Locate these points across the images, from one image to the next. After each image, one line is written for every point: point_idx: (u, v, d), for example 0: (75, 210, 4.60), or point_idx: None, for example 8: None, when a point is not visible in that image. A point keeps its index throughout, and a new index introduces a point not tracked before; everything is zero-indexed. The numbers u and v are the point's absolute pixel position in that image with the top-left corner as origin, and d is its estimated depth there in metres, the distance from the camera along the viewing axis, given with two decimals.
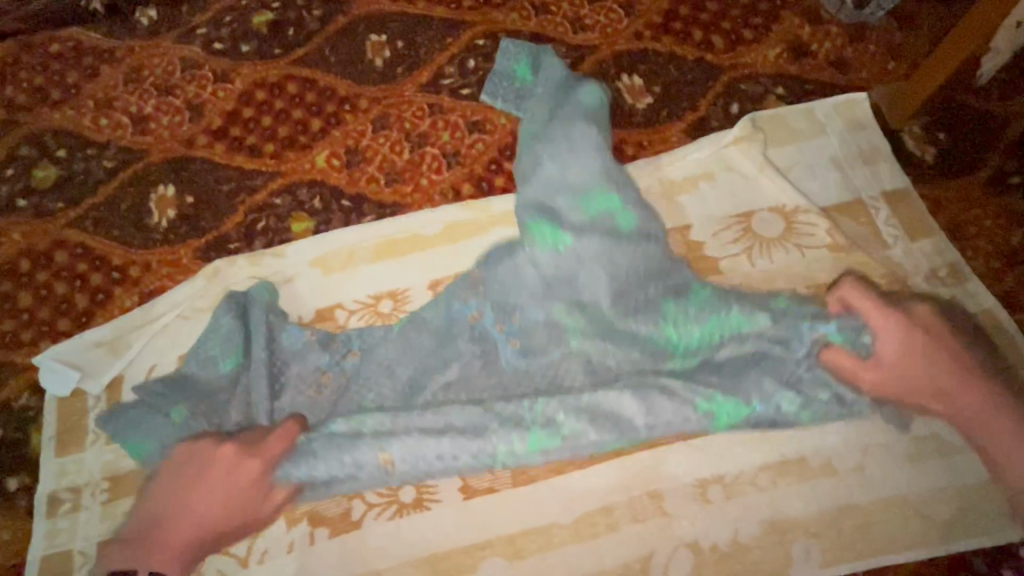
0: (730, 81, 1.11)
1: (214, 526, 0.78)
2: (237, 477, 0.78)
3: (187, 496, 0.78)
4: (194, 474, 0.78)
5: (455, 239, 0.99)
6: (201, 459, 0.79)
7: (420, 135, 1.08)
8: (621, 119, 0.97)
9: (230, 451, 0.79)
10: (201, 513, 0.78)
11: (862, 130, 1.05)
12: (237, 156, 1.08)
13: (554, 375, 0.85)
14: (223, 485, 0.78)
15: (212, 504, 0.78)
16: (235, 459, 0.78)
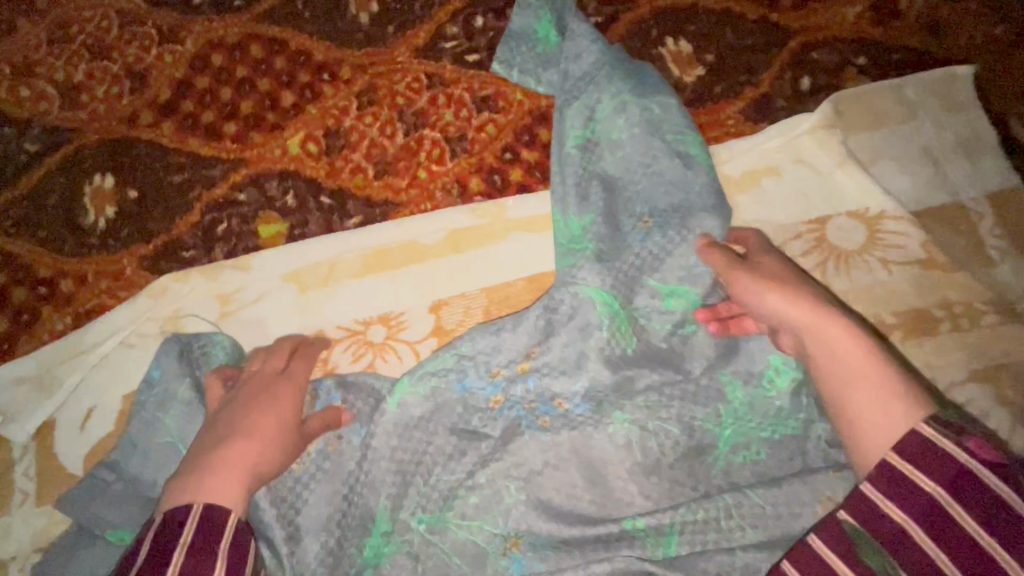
0: (800, 48, 0.89)
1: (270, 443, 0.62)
2: (285, 397, 0.66)
3: (235, 418, 0.62)
4: (242, 416, 0.63)
5: (460, 248, 0.80)
6: (244, 397, 0.65)
7: (417, 113, 0.88)
8: (666, 117, 0.78)
9: (269, 376, 0.68)
10: (272, 448, 0.61)
11: (964, 113, 0.85)
12: (189, 138, 0.87)
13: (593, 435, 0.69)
14: (280, 409, 0.65)
15: (261, 416, 0.63)
16: (271, 381, 0.67)
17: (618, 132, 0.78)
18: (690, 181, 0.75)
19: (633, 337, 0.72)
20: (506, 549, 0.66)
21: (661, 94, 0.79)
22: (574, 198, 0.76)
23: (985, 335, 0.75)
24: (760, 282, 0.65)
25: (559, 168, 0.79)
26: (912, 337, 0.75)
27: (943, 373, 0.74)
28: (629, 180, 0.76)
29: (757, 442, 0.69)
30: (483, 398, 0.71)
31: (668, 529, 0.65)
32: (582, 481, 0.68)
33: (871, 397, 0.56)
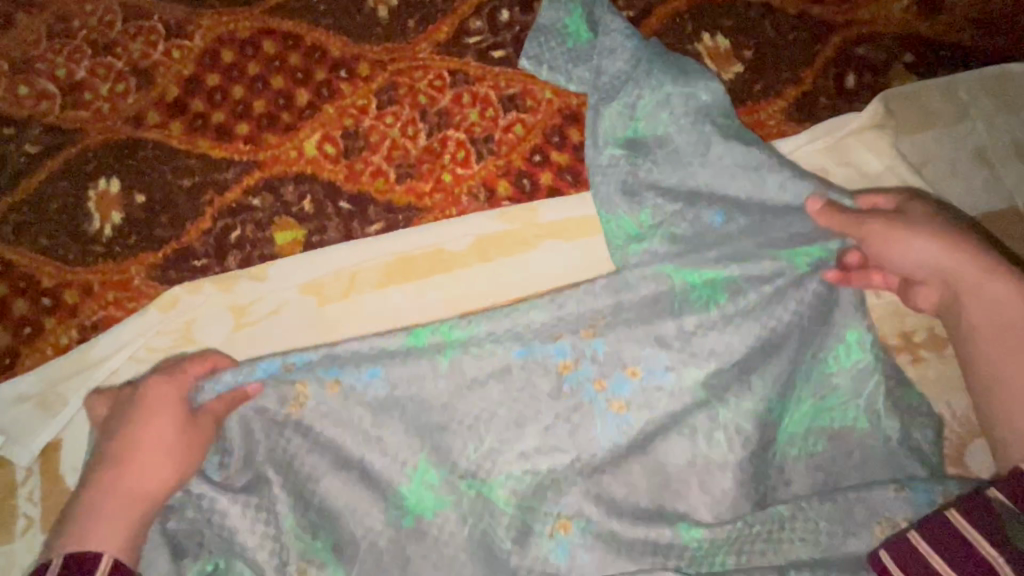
0: (844, 44, 0.85)
1: (162, 460, 0.60)
2: (163, 406, 0.62)
3: (124, 436, 0.61)
4: (125, 438, 0.61)
5: (489, 257, 0.76)
6: (123, 410, 0.63)
7: (440, 113, 0.83)
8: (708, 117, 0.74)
9: (128, 387, 0.65)
10: (154, 470, 0.60)
11: (1018, 113, 0.81)
12: (200, 139, 0.82)
13: (633, 453, 0.66)
14: (154, 421, 0.61)
15: (150, 433, 0.61)
16: (135, 389, 0.64)
17: (656, 132, 0.73)
18: (735, 177, 0.70)
19: (723, 296, 0.68)
20: (554, 531, 0.64)
21: (701, 92, 0.75)
22: (621, 199, 0.73)
23: None
24: (917, 232, 0.61)
25: (599, 169, 0.74)
26: None
27: None
28: (670, 181, 0.72)
29: (803, 460, 0.66)
30: (551, 363, 0.67)
31: (719, 543, 0.62)
32: (622, 509, 0.64)
33: (1017, 366, 0.56)
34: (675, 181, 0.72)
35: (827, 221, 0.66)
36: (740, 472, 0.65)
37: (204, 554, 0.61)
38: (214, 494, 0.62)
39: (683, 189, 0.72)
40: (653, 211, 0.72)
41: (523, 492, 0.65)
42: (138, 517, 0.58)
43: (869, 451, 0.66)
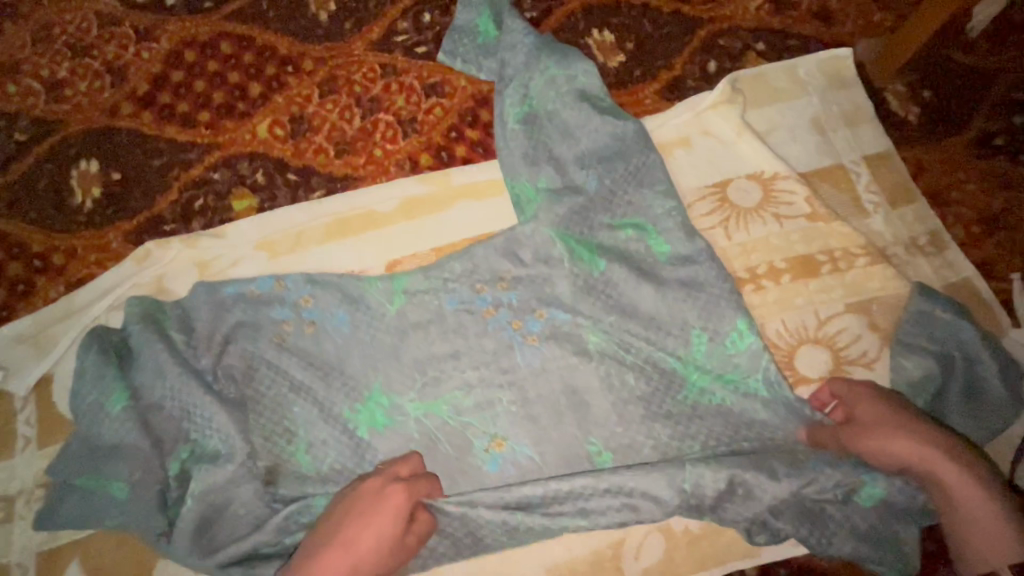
0: (708, 36, 1.02)
1: (361, 558, 0.67)
2: (388, 520, 0.69)
3: (346, 529, 0.68)
4: (348, 523, 0.69)
5: (413, 215, 0.91)
6: (348, 514, 0.70)
7: (372, 100, 0.99)
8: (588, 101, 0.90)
9: (371, 491, 0.71)
10: (352, 554, 0.67)
11: (845, 89, 0.99)
12: (167, 126, 0.97)
13: (527, 370, 0.83)
14: (384, 532, 0.69)
15: (364, 532, 0.68)
16: (380, 496, 0.70)
17: (552, 120, 0.90)
18: (614, 146, 0.89)
19: (600, 262, 0.85)
20: (489, 447, 0.81)
21: (585, 81, 0.92)
22: (523, 163, 0.89)
23: (860, 275, 0.88)
24: (885, 437, 0.72)
25: (504, 139, 0.90)
26: (799, 279, 0.89)
27: (825, 307, 0.87)
28: (558, 149, 0.89)
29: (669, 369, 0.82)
30: (475, 310, 0.85)
31: (592, 408, 0.81)
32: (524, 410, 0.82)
33: (987, 536, 0.67)
34: (562, 145, 0.89)
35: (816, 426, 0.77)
36: (613, 377, 0.82)
37: (183, 446, 0.76)
38: (188, 399, 0.76)
39: (569, 161, 0.88)
40: (549, 173, 0.88)
41: (466, 436, 0.81)
42: None
43: (717, 360, 0.82)
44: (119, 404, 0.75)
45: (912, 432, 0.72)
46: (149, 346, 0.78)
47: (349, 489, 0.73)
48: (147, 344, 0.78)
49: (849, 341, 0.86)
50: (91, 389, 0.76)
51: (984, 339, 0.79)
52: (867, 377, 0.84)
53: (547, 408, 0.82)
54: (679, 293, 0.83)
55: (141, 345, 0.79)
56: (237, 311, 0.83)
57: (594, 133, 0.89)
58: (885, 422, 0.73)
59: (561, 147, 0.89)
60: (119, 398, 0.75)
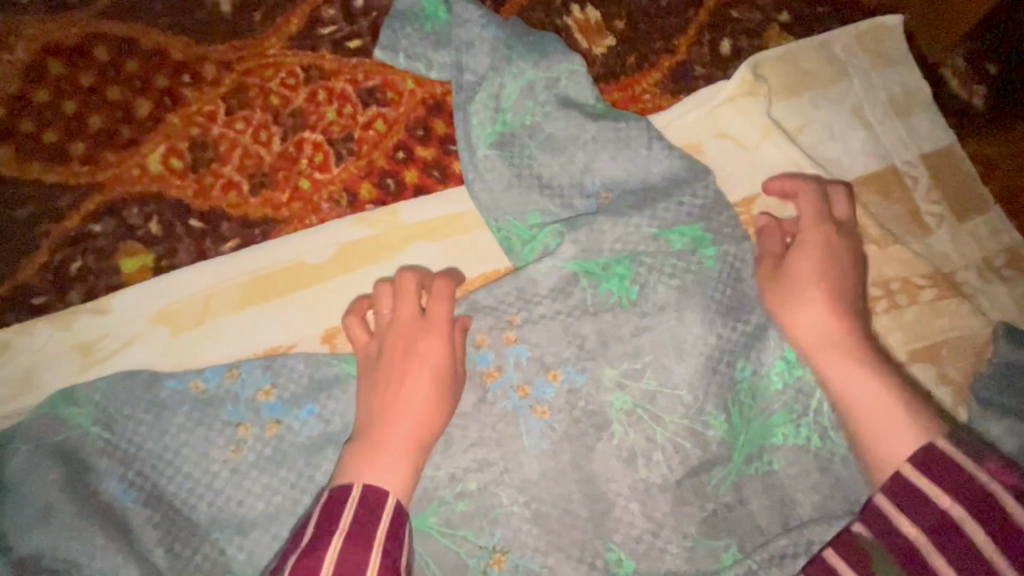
0: (718, 6, 0.81)
1: (428, 402, 0.60)
2: (434, 351, 0.62)
3: (391, 386, 0.61)
4: (391, 376, 0.61)
5: (354, 266, 0.71)
6: (389, 362, 0.62)
7: (294, 114, 0.77)
8: (574, 114, 0.71)
9: (405, 325, 0.63)
10: (417, 397, 0.60)
11: (892, 68, 0.78)
12: (30, 164, 0.75)
13: (523, 473, 0.65)
14: (436, 365, 0.62)
15: (416, 380, 0.61)
16: (413, 332, 0.63)
17: (534, 137, 0.71)
18: (618, 153, 0.72)
19: (632, 287, 0.68)
20: (488, 566, 0.63)
21: (574, 88, 0.73)
22: (506, 198, 0.71)
23: (925, 312, 0.70)
24: (790, 301, 0.64)
25: (471, 169, 0.72)
26: None
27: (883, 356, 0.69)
28: (540, 174, 0.71)
29: (695, 444, 0.65)
30: (474, 372, 0.68)
31: (597, 504, 0.65)
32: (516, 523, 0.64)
33: (877, 417, 0.55)
34: (552, 164, 0.71)
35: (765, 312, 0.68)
36: (627, 467, 0.66)
37: None
38: (69, 545, 0.58)
39: (566, 188, 0.72)
40: (540, 202, 0.71)
41: (458, 555, 0.63)
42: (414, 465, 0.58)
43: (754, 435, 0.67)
44: None
45: (831, 291, 0.63)
46: (31, 474, 0.61)
47: (367, 346, 0.64)
48: (30, 470, 0.61)
49: None
50: None
51: None
52: None
53: (543, 513, 0.65)
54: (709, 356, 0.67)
55: (22, 472, 0.61)
56: (136, 410, 0.65)
57: (587, 150, 0.71)
58: (791, 276, 0.65)
59: (552, 167, 0.71)
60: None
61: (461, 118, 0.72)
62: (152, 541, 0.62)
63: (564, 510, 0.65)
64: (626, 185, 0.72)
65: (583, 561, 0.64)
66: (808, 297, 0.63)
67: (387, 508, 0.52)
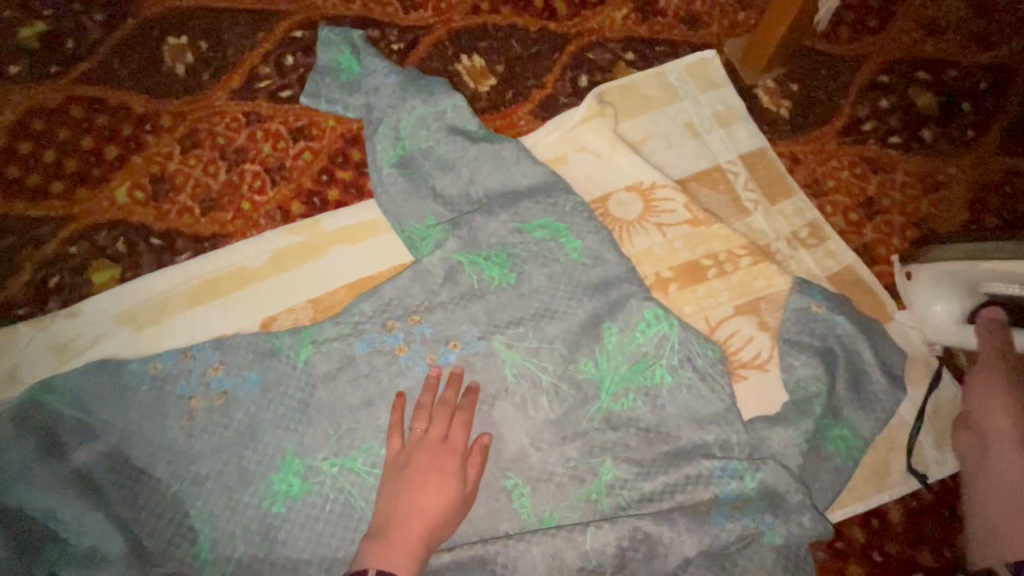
0: (577, 51, 1.02)
1: (449, 496, 0.72)
2: (451, 472, 0.73)
3: (418, 481, 0.72)
4: (419, 469, 0.73)
5: (288, 267, 0.87)
6: (416, 473, 0.73)
7: (237, 150, 0.95)
8: (461, 138, 0.91)
9: (432, 441, 0.75)
10: (440, 489, 0.72)
11: (715, 90, 1.00)
12: (16, 201, 0.91)
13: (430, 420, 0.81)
14: (454, 486, 0.73)
15: (437, 476, 0.73)
16: (439, 454, 0.74)
17: (427, 157, 0.90)
18: (498, 169, 0.91)
19: (511, 274, 0.86)
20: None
21: (460, 118, 0.92)
22: (408, 206, 0.89)
23: (746, 276, 0.88)
24: (644, 331, 0.83)
25: (381, 184, 0.90)
26: (686, 287, 0.88)
27: (715, 312, 0.87)
28: (437, 185, 0.90)
29: (574, 389, 0.81)
30: (387, 348, 0.82)
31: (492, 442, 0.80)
32: None
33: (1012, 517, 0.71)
34: (445, 180, 0.90)
35: (608, 302, 0.85)
36: (514, 413, 0.81)
37: (54, 547, 0.70)
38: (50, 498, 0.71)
39: (459, 196, 0.90)
40: (436, 207, 0.89)
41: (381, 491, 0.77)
42: (426, 551, 0.69)
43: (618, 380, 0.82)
44: None
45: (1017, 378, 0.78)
46: (12, 443, 0.73)
47: (397, 451, 0.75)
48: (11, 441, 0.73)
49: (742, 344, 0.85)
50: None
51: (860, 327, 0.82)
52: (761, 378, 0.84)
53: None
54: (574, 319, 0.84)
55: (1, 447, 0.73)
56: (105, 390, 0.79)
57: (472, 165, 0.90)
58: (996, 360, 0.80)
59: (445, 181, 0.90)
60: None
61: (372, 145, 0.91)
62: (118, 496, 0.74)
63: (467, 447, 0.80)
64: (504, 191, 0.90)
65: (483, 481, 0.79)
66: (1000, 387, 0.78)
67: None
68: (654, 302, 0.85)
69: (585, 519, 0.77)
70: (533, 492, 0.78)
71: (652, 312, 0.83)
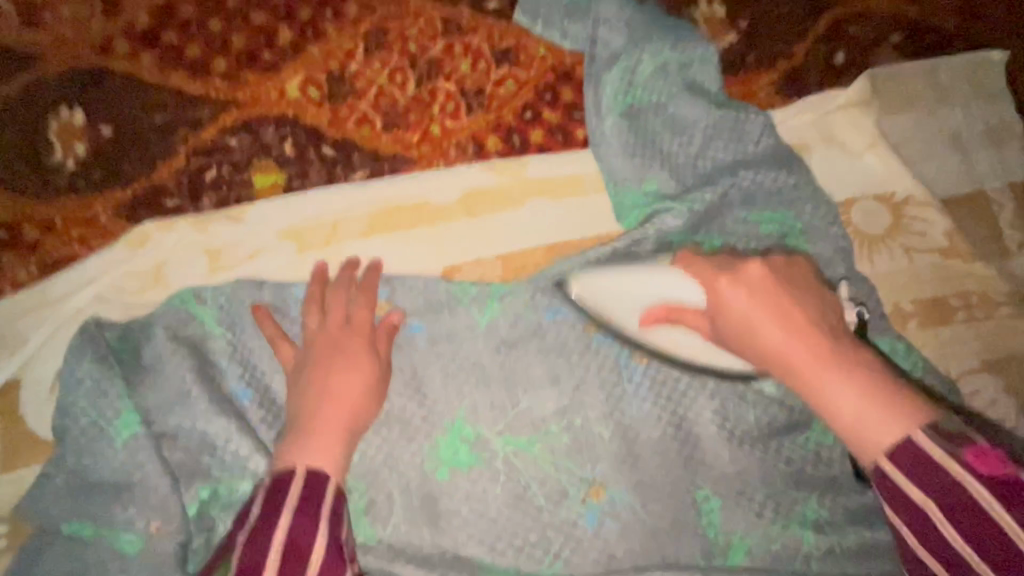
0: (836, 21, 0.85)
1: (362, 378, 0.62)
2: (361, 351, 0.63)
3: (318, 372, 0.61)
4: (320, 355, 0.62)
5: (477, 211, 0.75)
6: (314, 365, 0.62)
7: (430, 62, 0.80)
8: (703, 98, 0.76)
9: (332, 332, 0.64)
10: (351, 374, 0.62)
11: (992, 101, 0.83)
12: (172, 73, 0.78)
13: (621, 419, 0.70)
14: (364, 361, 0.63)
15: (343, 365, 0.62)
16: (340, 337, 0.64)
17: (656, 114, 0.75)
18: (736, 145, 0.76)
19: None
20: (586, 496, 0.68)
21: (703, 75, 0.77)
22: (628, 165, 0.75)
23: (998, 328, 0.75)
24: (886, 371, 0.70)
25: (600, 137, 0.76)
26: (928, 326, 0.75)
27: (956, 361, 0.74)
28: (666, 150, 0.75)
29: (786, 414, 0.71)
30: (579, 327, 0.72)
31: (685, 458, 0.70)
32: (611, 462, 0.69)
33: (857, 415, 0.52)
34: (675, 146, 0.75)
35: None
36: (717, 432, 0.70)
37: (203, 482, 0.60)
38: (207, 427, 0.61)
39: (685, 166, 0.75)
40: (659, 172, 0.75)
41: (558, 483, 0.68)
42: (352, 443, 0.59)
43: None
44: (125, 432, 0.59)
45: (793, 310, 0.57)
46: (165, 360, 0.63)
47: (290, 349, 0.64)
48: (163, 356, 0.63)
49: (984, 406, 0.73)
50: (75, 399, 0.60)
51: None
52: None
53: (636, 460, 0.69)
54: None
55: (152, 360, 0.63)
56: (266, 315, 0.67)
57: (708, 135, 0.76)
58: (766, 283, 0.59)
59: (675, 147, 0.75)
60: (127, 423, 0.59)
61: (595, 89, 0.76)
62: None
63: (661, 459, 0.69)
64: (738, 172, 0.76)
65: (675, 502, 0.68)
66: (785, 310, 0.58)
67: (326, 499, 0.52)
68: (896, 335, 0.72)
69: (781, 560, 0.67)
70: (728, 525, 0.68)
71: (891, 346, 0.71)
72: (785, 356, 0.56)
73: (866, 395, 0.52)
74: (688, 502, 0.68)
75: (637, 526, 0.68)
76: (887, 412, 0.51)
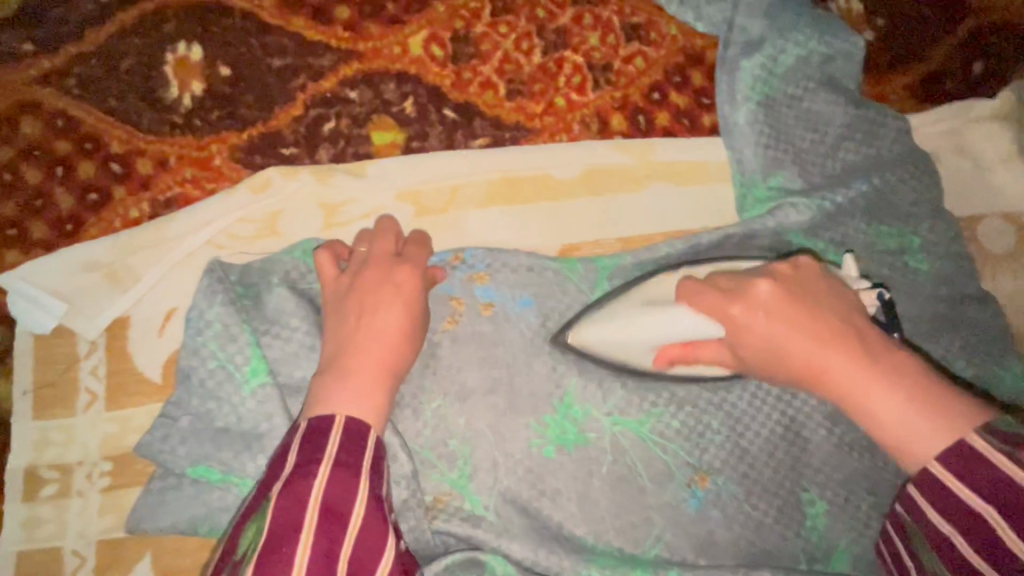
0: (977, 30, 0.82)
1: (405, 320, 0.57)
2: (409, 290, 0.58)
3: (362, 308, 0.57)
4: (368, 289, 0.58)
5: (597, 191, 0.73)
6: (359, 298, 0.58)
7: (558, 31, 0.77)
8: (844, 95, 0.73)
9: (379, 269, 0.59)
10: (393, 316, 0.57)
11: None
12: (293, 16, 0.74)
13: (736, 417, 0.68)
14: (408, 301, 0.58)
15: (389, 303, 0.57)
16: (388, 272, 0.59)
17: (794, 107, 0.72)
18: (876, 146, 0.73)
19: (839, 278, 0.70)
20: (692, 481, 0.66)
21: (843, 71, 0.74)
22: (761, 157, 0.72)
23: None
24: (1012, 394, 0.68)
25: (732, 126, 0.73)
26: None
27: None
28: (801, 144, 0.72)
29: None
30: None
31: (796, 462, 0.68)
32: (722, 459, 0.67)
33: (896, 423, 0.47)
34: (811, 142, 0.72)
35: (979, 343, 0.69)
36: (829, 438, 0.69)
37: None
38: None
39: (821, 164, 0.72)
40: (788, 170, 0.71)
41: (666, 476, 0.66)
42: (393, 388, 0.54)
43: None
44: (253, 379, 0.57)
45: (816, 311, 0.53)
46: (287, 313, 0.60)
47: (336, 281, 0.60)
48: (285, 309, 0.61)
49: None
50: (201, 343, 0.59)
51: None
52: None
53: (747, 459, 0.67)
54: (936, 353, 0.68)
55: (274, 312, 0.61)
56: None
57: (849, 132, 0.72)
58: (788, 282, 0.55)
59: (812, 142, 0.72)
60: (255, 371, 0.58)
61: (732, 75, 0.73)
62: None
63: (772, 461, 0.68)
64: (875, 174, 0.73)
65: (782, 505, 0.67)
66: (812, 307, 0.53)
67: (369, 445, 0.49)
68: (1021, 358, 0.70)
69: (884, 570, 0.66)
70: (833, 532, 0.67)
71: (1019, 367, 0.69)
72: (813, 362, 0.51)
73: (906, 399, 0.48)
74: (796, 506, 0.67)
75: (743, 520, 0.66)
76: (929, 415, 0.46)
